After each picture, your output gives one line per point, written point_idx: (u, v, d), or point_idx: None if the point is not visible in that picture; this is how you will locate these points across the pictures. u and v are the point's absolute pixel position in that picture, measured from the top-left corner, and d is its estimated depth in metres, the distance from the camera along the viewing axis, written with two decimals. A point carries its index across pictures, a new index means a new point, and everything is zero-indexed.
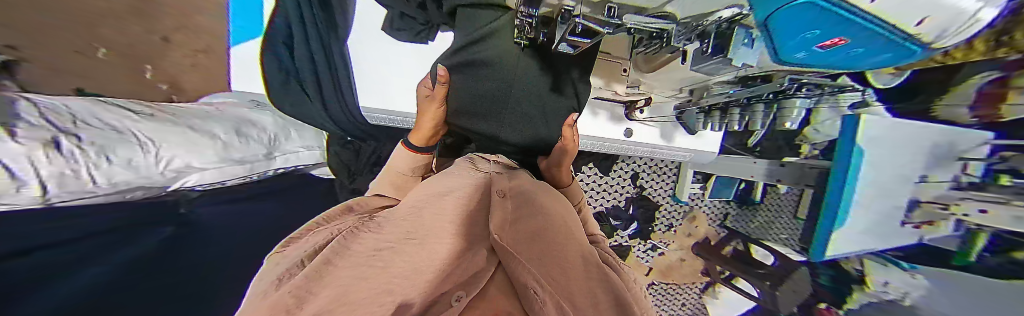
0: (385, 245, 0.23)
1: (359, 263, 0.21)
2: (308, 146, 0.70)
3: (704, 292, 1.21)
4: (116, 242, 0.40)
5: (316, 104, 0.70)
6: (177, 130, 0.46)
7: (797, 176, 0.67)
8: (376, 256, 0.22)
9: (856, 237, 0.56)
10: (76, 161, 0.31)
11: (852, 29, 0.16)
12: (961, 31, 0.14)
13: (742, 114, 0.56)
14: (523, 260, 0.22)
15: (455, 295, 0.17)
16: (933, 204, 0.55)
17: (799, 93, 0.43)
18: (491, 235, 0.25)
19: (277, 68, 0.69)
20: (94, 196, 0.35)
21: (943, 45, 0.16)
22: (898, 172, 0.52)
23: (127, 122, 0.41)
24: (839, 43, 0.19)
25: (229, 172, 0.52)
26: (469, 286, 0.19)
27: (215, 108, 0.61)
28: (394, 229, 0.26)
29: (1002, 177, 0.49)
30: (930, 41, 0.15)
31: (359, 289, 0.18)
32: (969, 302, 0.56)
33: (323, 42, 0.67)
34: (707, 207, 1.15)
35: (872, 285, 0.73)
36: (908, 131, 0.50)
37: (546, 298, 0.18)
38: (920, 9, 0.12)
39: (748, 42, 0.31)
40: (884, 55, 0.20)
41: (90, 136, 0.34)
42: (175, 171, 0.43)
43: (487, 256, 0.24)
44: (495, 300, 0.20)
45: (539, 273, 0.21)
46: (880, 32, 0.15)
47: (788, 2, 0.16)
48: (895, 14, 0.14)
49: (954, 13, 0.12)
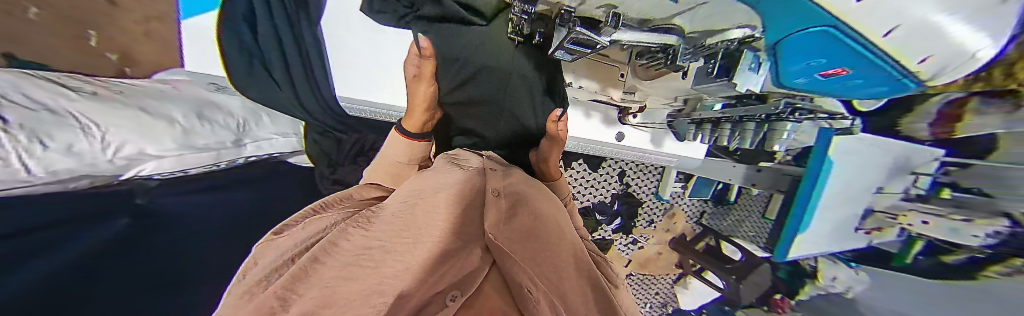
0: (377, 244, 0.21)
1: (347, 262, 0.18)
2: (283, 133, 0.64)
3: (676, 282, 1.31)
4: (58, 238, 0.28)
5: (286, 92, 0.63)
6: (128, 112, 0.39)
7: (772, 182, 0.72)
8: (365, 254, 0.19)
9: (814, 240, 0.61)
10: (5, 147, 0.25)
11: (859, 61, 0.26)
12: (956, 70, 0.24)
13: (733, 130, 0.63)
14: (519, 259, 0.21)
15: (449, 295, 0.15)
16: (884, 213, 0.62)
17: (790, 117, 0.51)
18: (486, 235, 0.24)
19: (237, 49, 0.60)
20: (30, 186, 0.27)
21: (932, 79, 0.27)
22: (859, 184, 0.56)
23: (60, 100, 0.33)
24: (840, 71, 0.30)
25: (192, 161, 0.46)
26: (464, 286, 0.17)
27: (168, 87, 0.53)
28: (386, 227, 0.24)
29: (943, 191, 0.57)
30: (933, 75, 0.25)
31: (348, 291, 0.14)
32: (908, 299, 0.63)
33: (293, 23, 0.60)
34: (687, 205, 1.19)
35: (821, 279, 0.81)
36: (875, 147, 0.54)
37: (540, 297, 0.17)
38: (927, 45, 0.21)
39: (754, 66, 0.38)
40: (880, 85, 0.31)
41: (21, 117, 0.27)
42: (127, 159, 0.37)
43: (480, 255, 0.23)
44: (489, 299, 0.18)
45: (534, 272, 0.21)
46: (897, 68, 0.25)
47: (808, 29, 0.25)
48: (909, 54, 0.23)
49: (957, 53, 0.21)
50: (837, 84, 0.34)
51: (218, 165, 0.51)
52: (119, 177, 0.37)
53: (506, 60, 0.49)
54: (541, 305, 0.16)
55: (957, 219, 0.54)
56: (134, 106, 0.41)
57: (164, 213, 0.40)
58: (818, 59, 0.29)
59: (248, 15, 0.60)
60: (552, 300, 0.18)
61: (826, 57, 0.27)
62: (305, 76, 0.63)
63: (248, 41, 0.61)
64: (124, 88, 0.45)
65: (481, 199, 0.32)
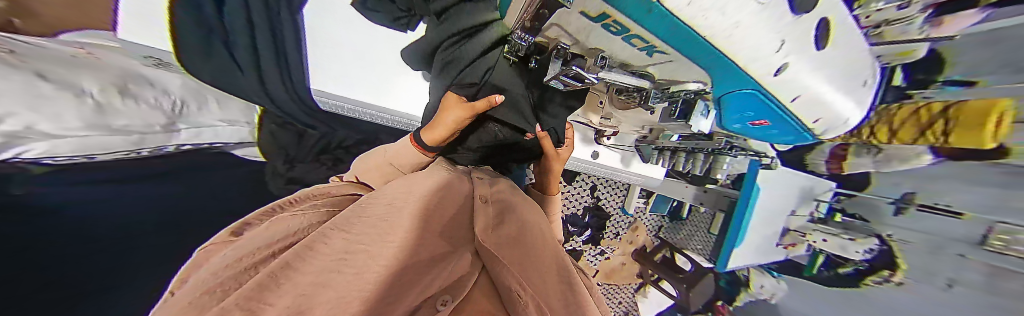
0: (359, 247, 0.20)
1: (325, 268, 0.17)
2: (230, 120, 0.59)
3: (636, 292, 1.40)
4: None
5: (250, 75, 0.57)
6: (22, 77, 0.30)
7: (714, 202, 0.84)
8: (346, 259, 0.18)
9: (745, 255, 0.70)
10: None
11: (769, 115, 0.27)
12: (836, 129, 0.31)
13: (687, 158, 0.74)
14: (508, 263, 0.22)
15: (440, 299, 0.16)
16: (796, 231, 0.74)
17: (729, 152, 0.62)
18: (477, 239, 0.24)
19: (190, 18, 0.51)
20: None
21: (825, 134, 0.32)
22: (775, 211, 0.69)
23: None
24: (763, 123, 0.31)
25: (106, 144, 0.38)
26: (456, 289, 0.18)
27: (83, 53, 0.42)
28: (366, 230, 0.23)
29: (836, 215, 0.73)
30: (819, 134, 0.31)
31: (327, 298, 0.13)
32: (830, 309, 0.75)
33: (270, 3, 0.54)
34: (647, 219, 1.30)
35: (753, 287, 0.96)
36: (788, 179, 0.66)
37: (528, 301, 0.18)
38: (822, 109, 0.26)
39: (704, 113, 0.44)
40: (787, 137, 0.35)
41: None
42: (5, 137, 0.28)
43: (471, 258, 0.24)
44: (479, 304, 0.19)
45: (520, 275, 0.22)
46: (795, 127, 0.29)
47: (731, 91, 0.25)
48: (806, 116, 0.27)
49: (836, 118, 0.28)
50: (772, 137, 0.37)
51: (139, 151, 0.42)
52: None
53: (505, 79, 0.48)
54: (529, 307, 0.16)
55: (846, 237, 0.68)
56: (29, 70, 0.31)
57: (64, 218, 0.31)
58: (746, 113, 0.29)
59: None
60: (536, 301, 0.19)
61: (758, 115, 0.28)
62: (275, 55, 0.57)
63: (206, 15, 0.52)
64: (20, 47, 0.35)
65: (471, 206, 0.33)
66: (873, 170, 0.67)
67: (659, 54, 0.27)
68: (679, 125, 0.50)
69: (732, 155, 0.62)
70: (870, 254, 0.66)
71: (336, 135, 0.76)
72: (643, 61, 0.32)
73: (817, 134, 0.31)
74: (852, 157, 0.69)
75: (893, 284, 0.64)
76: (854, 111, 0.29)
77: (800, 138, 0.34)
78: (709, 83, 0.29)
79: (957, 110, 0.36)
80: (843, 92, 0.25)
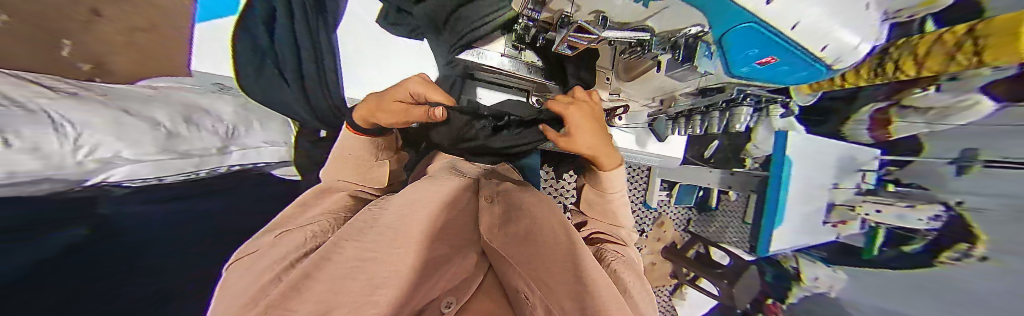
0: (371, 254, 0.21)
1: (340, 275, 0.19)
2: (272, 141, 0.60)
3: (672, 295, 1.30)
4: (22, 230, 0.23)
5: (294, 89, 0.63)
6: (106, 111, 0.33)
7: (743, 183, 0.78)
8: (359, 267, 0.20)
9: (785, 236, 0.65)
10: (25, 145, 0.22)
11: (779, 48, 0.28)
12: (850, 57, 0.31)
13: (703, 120, 0.70)
14: (516, 263, 0.25)
15: (444, 301, 0.22)
16: (844, 205, 0.68)
17: (744, 102, 0.61)
18: (484, 241, 0.27)
19: (250, 50, 0.62)
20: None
21: (840, 64, 0.32)
22: (813, 181, 0.63)
23: (32, 97, 0.26)
24: (771, 61, 0.32)
25: (172, 167, 0.40)
26: (460, 291, 0.23)
27: (151, 91, 0.46)
28: (378, 238, 0.24)
29: (887, 185, 0.67)
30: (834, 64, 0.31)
31: None
32: (895, 298, 0.69)
33: (311, 26, 0.62)
34: (673, 213, 1.23)
35: (806, 281, 0.85)
36: (819, 147, 0.62)
37: (536, 304, 0.22)
38: (825, 38, 0.26)
39: (709, 55, 0.42)
40: (801, 73, 0.34)
41: None
42: (100, 163, 0.30)
43: (477, 258, 0.28)
44: (482, 304, 0.25)
45: (531, 275, 0.24)
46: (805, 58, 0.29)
47: (734, 26, 0.27)
48: (811, 43, 0.27)
49: (850, 45, 0.28)
50: (784, 76, 0.36)
51: (197, 173, 0.44)
52: (82, 184, 0.29)
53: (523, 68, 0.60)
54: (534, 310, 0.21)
55: (902, 205, 0.63)
56: (117, 108, 0.35)
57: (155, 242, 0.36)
58: (752, 50, 0.30)
59: (267, 19, 0.63)
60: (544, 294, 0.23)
61: (764, 49, 0.29)
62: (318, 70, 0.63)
63: (263, 44, 0.63)
64: (106, 90, 0.40)
65: (475, 205, 0.35)
66: (927, 130, 0.61)
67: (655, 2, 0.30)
68: (686, 71, 0.47)
69: (749, 103, 0.62)
70: (937, 222, 0.60)
71: None
72: (638, 15, 0.35)
73: (828, 63, 0.30)
74: (899, 120, 0.62)
75: (974, 260, 0.56)
76: (864, 38, 0.28)
77: (815, 71, 0.33)
78: (705, 24, 0.31)
79: (987, 24, 0.33)
80: (850, 25, 0.25)
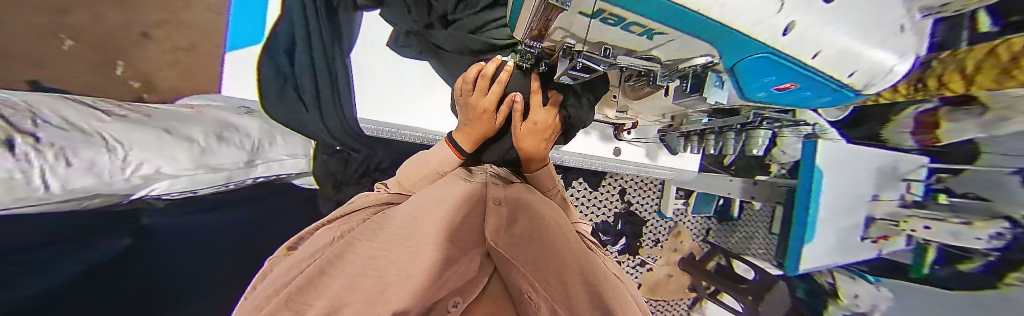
0: (382, 254, 0.22)
1: (355, 272, 0.19)
2: (294, 154, 0.63)
3: (691, 308, 1.22)
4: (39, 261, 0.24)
5: (314, 113, 0.68)
6: (153, 132, 0.36)
7: (768, 194, 0.73)
8: (372, 264, 0.20)
9: (819, 251, 0.59)
10: (81, 164, 0.25)
11: (796, 76, 0.26)
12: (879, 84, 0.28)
13: (717, 140, 0.65)
14: (521, 265, 0.23)
15: (453, 302, 0.20)
16: (885, 220, 0.61)
17: (763, 125, 0.55)
18: (487, 241, 0.26)
19: (274, 74, 0.66)
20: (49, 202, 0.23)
21: (870, 90, 0.29)
22: (850, 192, 0.58)
23: (89, 121, 0.30)
24: (790, 87, 0.29)
25: (204, 180, 0.42)
26: (466, 291, 0.22)
27: (188, 110, 0.50)
28: (391, 238, 0.25)
29: (938, 196, 0.59)
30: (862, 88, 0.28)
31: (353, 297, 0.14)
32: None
33: (326, 54, 0.66)
34: (690, 222, 1.17)
35: (843, 298, 0.79)
36: (853, 153, 0.57)
37: (541, 304, 0.19)
38: (855, 63, 0.24)
39: (720, 84, 0.37)
40: (827, 98, 0.32)
41: (49, 134, 0.23)
42: (144, 178, 0.33)
43: (481, 260, 0.26)
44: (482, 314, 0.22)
45: (536, 276, 0.23)
46: (830, 83, 0.27)
47: (745, 58, 0.24)
48: (835, 72, 0.24)
49: (880, 67, 0.25)
50: (805, 102, 0.34)
51: (226, 185, 0.47)
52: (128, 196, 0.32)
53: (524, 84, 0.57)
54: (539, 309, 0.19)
55: (957, 222, 0.55)
56: (159, 127, 0.39)
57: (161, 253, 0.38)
58: (768, 78, 0.27)
59: (288, 45, 0.66)
60: (546, 290, 0.22)
61: (781, 77, 0.26)
62: (332, 89, 0.67)
63: (283, 68, 0.66)
64: (151, 111, 0.44)
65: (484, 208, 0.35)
66: (981, 136, 0.54)
67: (659, 36, 0.27)
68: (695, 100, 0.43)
69: (770, 126, 0.55)
70: (997, 242, 0.53)
71: (375, 159, 0.83)
72: (647, 45, 0.32)
73: (857, 88, 0.28)
74: (950, 123, 0.56)
75: None
76: (898, 59, 0.26)
77: (840, 97, 0.31)
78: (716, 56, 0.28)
79: None
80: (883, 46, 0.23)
